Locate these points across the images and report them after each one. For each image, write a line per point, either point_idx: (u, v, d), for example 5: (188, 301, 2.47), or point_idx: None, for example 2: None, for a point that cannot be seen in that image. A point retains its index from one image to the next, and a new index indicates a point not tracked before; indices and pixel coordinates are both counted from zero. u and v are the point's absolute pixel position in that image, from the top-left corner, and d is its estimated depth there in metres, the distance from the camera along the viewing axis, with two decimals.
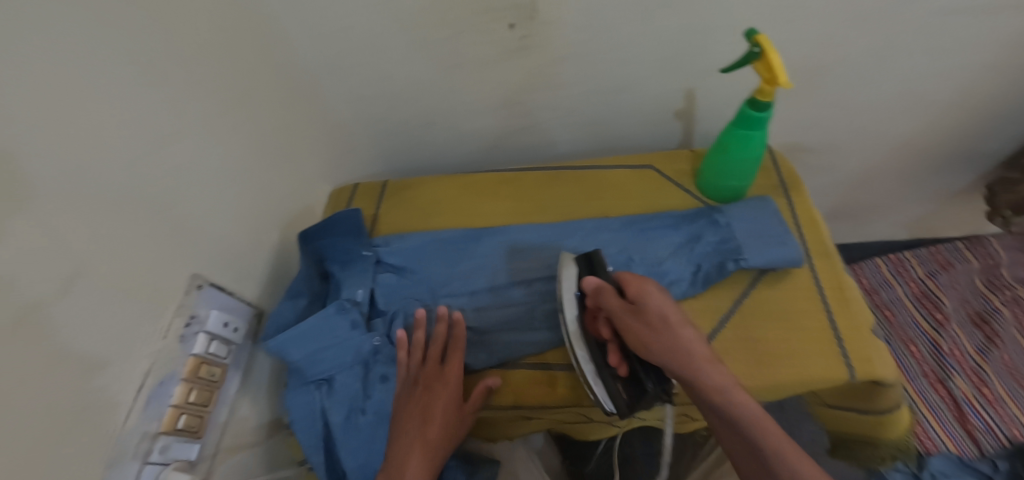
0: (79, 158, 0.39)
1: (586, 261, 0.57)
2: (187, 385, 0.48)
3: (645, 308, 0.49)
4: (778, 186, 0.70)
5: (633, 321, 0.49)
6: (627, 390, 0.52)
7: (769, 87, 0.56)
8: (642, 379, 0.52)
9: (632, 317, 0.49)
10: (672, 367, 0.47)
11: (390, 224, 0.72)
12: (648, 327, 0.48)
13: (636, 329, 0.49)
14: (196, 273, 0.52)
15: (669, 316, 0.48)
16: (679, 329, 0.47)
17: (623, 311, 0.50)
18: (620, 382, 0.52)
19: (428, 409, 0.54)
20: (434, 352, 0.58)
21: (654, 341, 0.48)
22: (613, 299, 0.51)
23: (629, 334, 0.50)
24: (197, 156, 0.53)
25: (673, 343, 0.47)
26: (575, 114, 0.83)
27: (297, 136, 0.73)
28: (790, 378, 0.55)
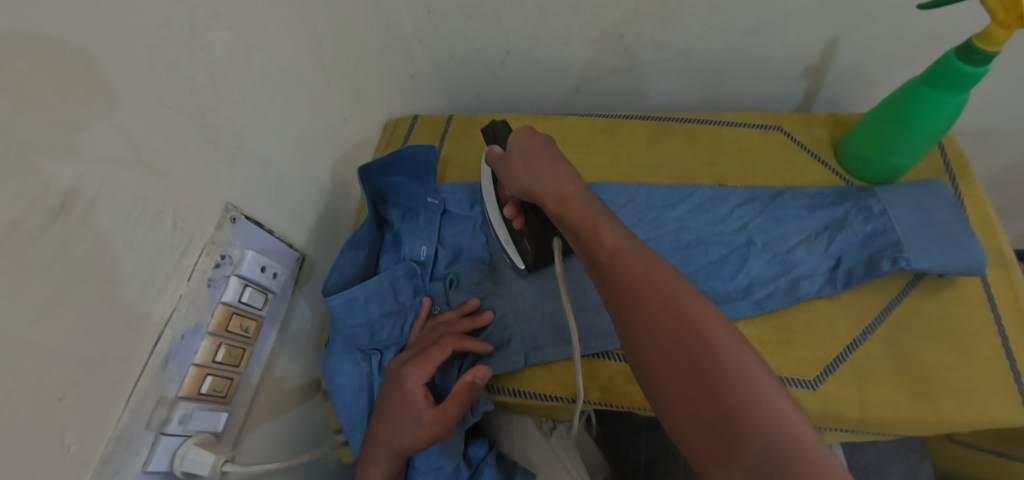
0: (73, 28, 0.28)
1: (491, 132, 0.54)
2: (213, 341, 0.39)
3: (584, 214, 0.39)
4: (945, 172, 0.56)
5: (516, 165, 0.46)
6: (530, 243, 0.49)
7: (1003, 32, 0.41)
8: (531, 227, 0.48)
9: (507, 163, 0.47)
10: (586, 250, 0.38)
11: (457, 167, 0.62)
12: (524, 176, 0.44)
13: (515, 173, 0.45)
14: (231, 203, 0.41)
15: (528, 154, 0.45)
16: (542, 164, 0.45)
17: (514, 156, 0.46)
18: (523, 235, 0.49)
19: (384, 411, 0.43)
20: (424, 342, 0.47)
21: (550, 185, 0.42)
22: (496, 150, 0.49)
23: (506, 175, 0.47)
24: (236, 53, 0.41)
25: (529, 175, 0.44)
26: (686, 57, 0.68)
27: (361, 49, 0.60)
28: (954, 418, 0.44)
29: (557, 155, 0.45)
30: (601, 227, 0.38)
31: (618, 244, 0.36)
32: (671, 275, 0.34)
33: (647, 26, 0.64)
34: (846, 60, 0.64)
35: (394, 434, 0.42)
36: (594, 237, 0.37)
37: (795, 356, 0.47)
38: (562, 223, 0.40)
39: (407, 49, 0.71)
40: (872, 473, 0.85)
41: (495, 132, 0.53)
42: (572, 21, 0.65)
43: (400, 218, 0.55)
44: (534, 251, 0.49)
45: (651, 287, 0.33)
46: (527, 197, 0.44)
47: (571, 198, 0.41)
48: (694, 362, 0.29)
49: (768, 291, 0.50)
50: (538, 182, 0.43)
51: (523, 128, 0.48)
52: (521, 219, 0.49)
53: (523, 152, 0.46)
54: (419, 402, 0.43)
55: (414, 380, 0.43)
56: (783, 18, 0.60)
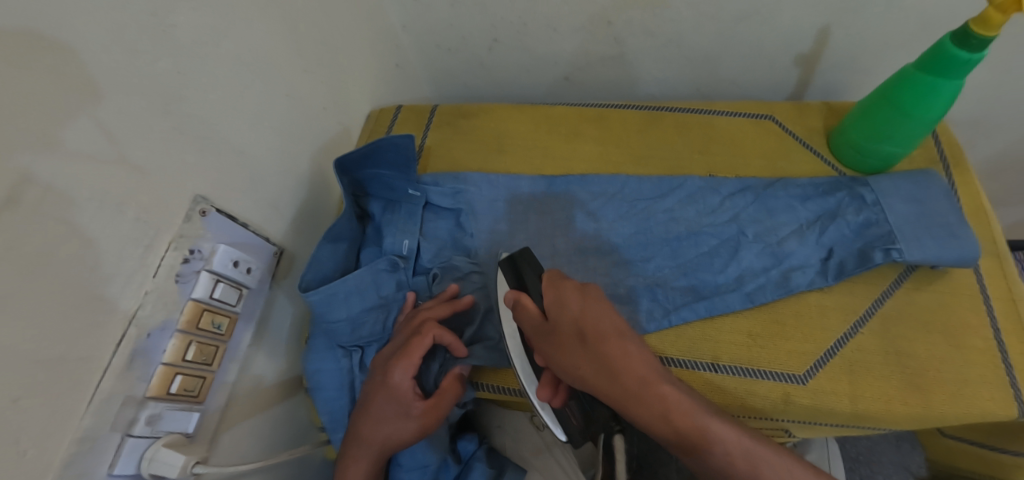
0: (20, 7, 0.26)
1: (510, 266, 0.45)
2: (184, 338, 0.37)
3: (596, 332, 0.39)
4: (938, 161, 0.55)
5: (574, 344, 0.39)
6: (577, 410, 0.43)
7: (1000, 16, 0.40)
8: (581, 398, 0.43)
9: (556, 339, 0.40)
10: (606, 385, 0.38)
11: (443, 158, 0.60)
12: (586, 356, 0.39)
13: (574, 355, 0.39)
14: (200, 195, 0.39)
15: (586, 327, 0.39)
16: (603, 340, 0.39)
17: (569, 334, 0.40)
18: (570, 405, 0.43)
19: (368, 407, 0.42)
20: (405, 333, 0.44)
21: (622, 377, 0.37)
22: (534, 313, 0.41)
23: (557, 359, 0.40)
24: (204, 37, 0.39)
25: (594, 369, 0.38)
26: (677, 45, 0.67)
27: (341, 36, 0.58)
28: (946, 410, 0.43)
29: (597, 301, 0.41)
30: (615, 346, 0.39)
31: (627, 353, 0.38)
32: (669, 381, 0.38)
33: (637, 12, 0.63)
34: (840, 46, 0.63)
35: (380, 429, 0.41)
36: (608, 350, 0.38)
37: (785, 349, 0.46)
38: (585, 381, 0.38)
39: (391, 36, 0.69)
40: (863, 462, 0.85)
41: (521, 269, 0.44)
42: (561, 7, 0.63)
43: (382, 210, 0.54)
44: (583, 427, 0.43)
45: (673, 405, 0.36)
46: (599, 395, 0.38)
47: (600, 329, 0.39)
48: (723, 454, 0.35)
49: (760, 283, 0.49)
50: (596, 353, 0.39)
51: (563, 278, 0.43)
52: (561, 397, 0.43)
53: (576, 309, 0.40)
54: (405, 397, 0.41)
55: (400, 375, 0.41)
56: (776, 3, 0.59)
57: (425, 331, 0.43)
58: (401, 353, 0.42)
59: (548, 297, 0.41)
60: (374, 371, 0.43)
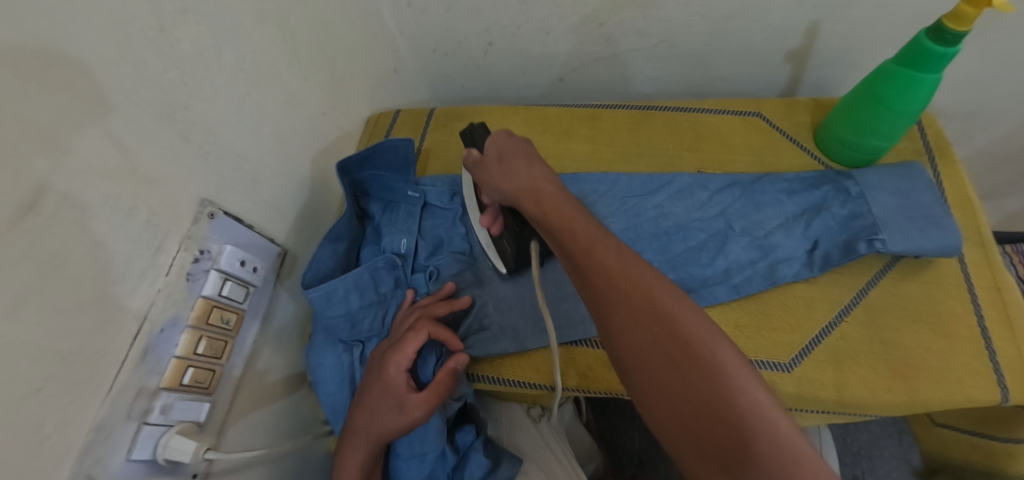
0: (40, 27, 0.28)
1: (468, 135, 0.51)
2: (195, 333, 0.40)
3: (556, 211, 0.39)
4: (924, 154, 0.56)
5: (493, 168, 0.45)
6: (511, 245, 0.48)
7: (973, 10, 0.41)
8: (510, 228, 0.47)
9: (484, 165, 0.46)
10: (562, 240, 0.37)
11: (439, 160, 0.62)
12: (516, 190, 0.42)
13: (494, 177, 0.44)
14: (205, 199, 0.42)
15: (506, 156, 0.44)
16: (522, 170, 0.43)
17: (490, 159, 0.45)
18: (505, 239, 0.48)
19: (364, 399, 0.44)
20: (400, 330, 0.46)
21: (538, 201, 0.40)
22: (472, 154, 0.47)
23: (485, 183, 0.46)
24: (208, 49, 0.41)
25: (507, 180, 0.43)
26: (667, 44, 0.68)
27: (340, 43, 0.61)
28: (930, 397, 0.44)
29: (540, 168, 0.43)
30: (587, 227, 0.37)
31: (596, 249, 0.35)
32: (660, 283, 0.32)
33: (626, 14, 0.64)
34: (828, 42, 0.64)
35: (376, 420, 0.43)
36: (570, 233, 0.37)
37: (772, 340, 0.48)
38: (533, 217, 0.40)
39: (389, 42, 0.71)
40: (864, 456, 0.86)
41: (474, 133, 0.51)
42: (552, 10, 0.65)
43: (381, 211, 0.56)
44: (514, 249, 0.48)
45: (637, 295, 0.31)
46: (505, 198, 0.43)
47: (548, 200, 0.40)
48: (687, 361, 0.28)
49: (746, 275, 0.50)
50: (513, 174, 0.43)
51: (500, 131, 0.47)
52: (497, 224, 0.48)
53: (498, 159, 0.45)
54: (398, 389, 0.43)
55: (393, 368, 0.44)
56: (762, 1, 0.60)
57: (418, 327, 0.45)
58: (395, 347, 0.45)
59: (494, 139, 0.47)
60: (371, 366, 0.46)
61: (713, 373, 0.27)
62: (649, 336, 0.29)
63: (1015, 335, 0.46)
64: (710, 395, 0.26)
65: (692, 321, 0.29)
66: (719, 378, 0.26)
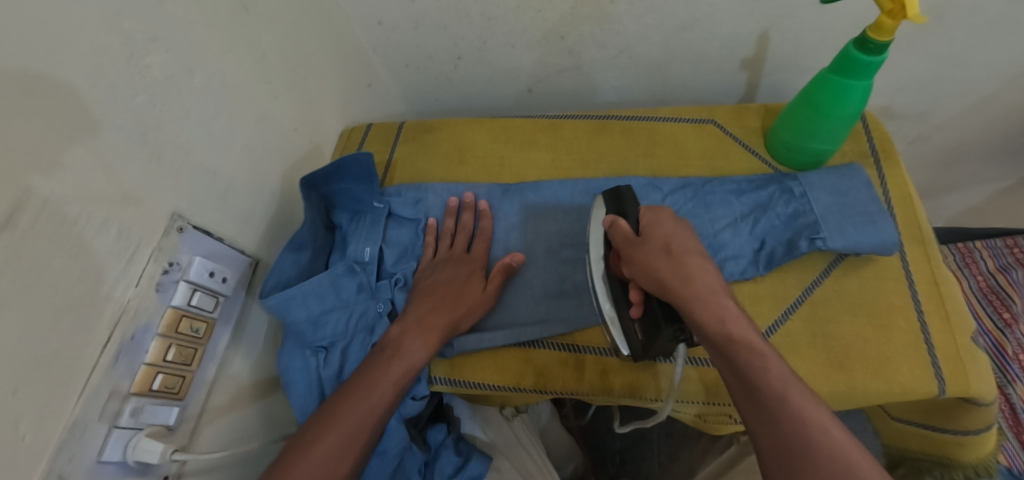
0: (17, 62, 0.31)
1: (614, 198, 0.49)
2: (164, 341, 0.42)
3: (694, 269, 0.40)
4: (869, 156, 0.58)
5: (654, 250, 0.42)
6: (643, 329, 0.45)
7: (891, 21, 0.43)
8: (652, 317, 0.44)
9: (642, 245, 0.43)
10: (700, 324, 0.38)
11: (408, 170, 0.65)
12: (678, 278, 0.40)
13: (653, 261, 0.42)
14: (177, 213, 0.44)
15: (675, 245, 0.42)
16: (689, 259, 0.41)
17: (655, 242, 0.42)
18: (637, 321, 0.45)
19: (423, 314, 0.50)
20: (461, 241, 0.56)
21: (694, 285, 0.39)
22: (626, 229, 0.46)
23: (636, 261, 0.43)
24: (177, 73, 0.44)
25: (671, 271, 0.40)
26: (627, 55, 0.71)
27: (310, 63, 0.64)
28: (868, 387, 0.46)
29: (689, 236, 0.43)
30: (731, 311, 0.38)
31: (745, 341, 0.37)
32: (794, 382, 0.35)
33: (586, 27, 0.67)
34: (779, 49, 0.67)
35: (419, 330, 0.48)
36: (720, 323, 0.37)
37: None
38: (674, 290, 0.40)
39: (362, 59, 0.74)
40: None
41: (619, 199, 0.49)
42: (515, 25, 0.68)
43: (349, 221, 0.59)
44: (645, 340, 0.45)
45: (773, 380, 0.34)
46: (664, 294, 0.40)
47: (706, 286, 0.39)
48: (821, 456, 0.31)
49: None
50: (679, 262, 0.41)
51: (659, 209, 0.46)
52: (641, 308, 0.45)
53: (660, 237, 0.43)
54: (450, 288, 0.52)
55: (453, 272, 0.53)
56: (713, 12, 0.63)
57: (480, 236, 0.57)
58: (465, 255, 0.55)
59: (648, 218, 0.45)
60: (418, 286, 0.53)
61: (848, 467, 0.30)
62: (796, 431, 0.32)
63: (951, 327, 0.48)
64: (847, 477, 0.30)
65: (819, 410, 0.33)
66: (856, 471, 0.30)
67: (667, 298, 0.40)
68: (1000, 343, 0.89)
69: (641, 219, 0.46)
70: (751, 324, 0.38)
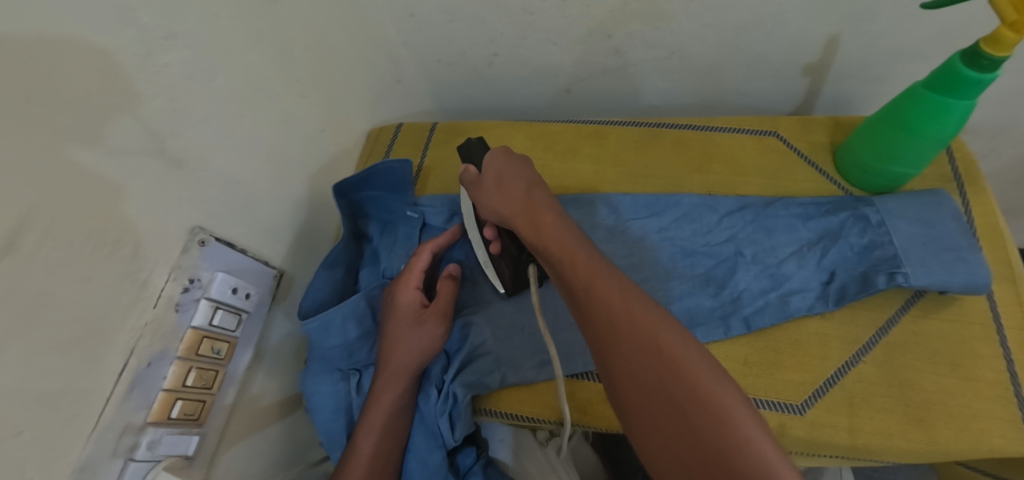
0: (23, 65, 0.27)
1: (467, 151, 0.51)
2: (184, 364, 0.39)
3: (539, 217, 0.40)
4: (952, 180, 0.52)
5: (492, 189, 0.45)
6: (507, 264, 0.47)
7: (1013, 35, 0.37)
8: (508, 251, 0.47)
9: (482, 186, 0.46)
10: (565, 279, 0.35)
11: (439, 177, 0.61)
12: (533, 230, 0.40)
13: (493, 198, 0.45)
14: (198, 226, 0.41)
15: (504, 180, 0.45)
16: (535, 208, 0.42)
17: (489, 181, 0.45)
18: (500, 260, 0.48)
19: (393, 338, 0.46)
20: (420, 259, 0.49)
21: (523, 210, 0.42)
22: (472, 173, 0.47)
23: (480, 201, 0.46)
24: (198, 72, 0.40)
25: (511, 201, 0.43)
26: (677, 56, 0.65)
27: (338, 57, 0.59)
28: (951, 447, 0.41)
29: (530, 175, 0.45)
30: (580, 259, 0.36)
31: (591, 280, 0.33)
32: (646, 308, 0.31)
33: (636, 26, 0.62)
34: (850, 56, 0.60)
35: (398, 355, 0.45)
36: (574, 267, 0.35)
37: (782, 378, 0.45)
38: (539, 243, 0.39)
39: (391, 53, 0.69)
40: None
41: (470, 150, 0.51)
42: (558, 21, 0.62)
43: (380, 232, 0.55)
44: (512, 274, 0.47)
45: (608, 315, 0.31)
46: (504, 222, 0.43)
47: (544, 237, 0.39)
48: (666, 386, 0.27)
49: (757, 308, 0.48)
50: (526, 204, 0.42)
51: (499, 150, 0.48)
52: (497, 244, 0.47)
53: (499, 179, 0.45)
54: (412, 305, 0.46)
55: (409, 295, 0.47)
56: (780, 14, 0.57)
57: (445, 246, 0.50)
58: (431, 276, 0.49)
59: (487, 163, 0.47)
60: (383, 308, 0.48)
61: (688, 397, 0.26)
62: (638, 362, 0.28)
63: None
64: (690, 407, 0.26)
65: (673, 338, 0.29)
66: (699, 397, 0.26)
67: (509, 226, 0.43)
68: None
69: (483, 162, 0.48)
70: (603, 264, 0.35)
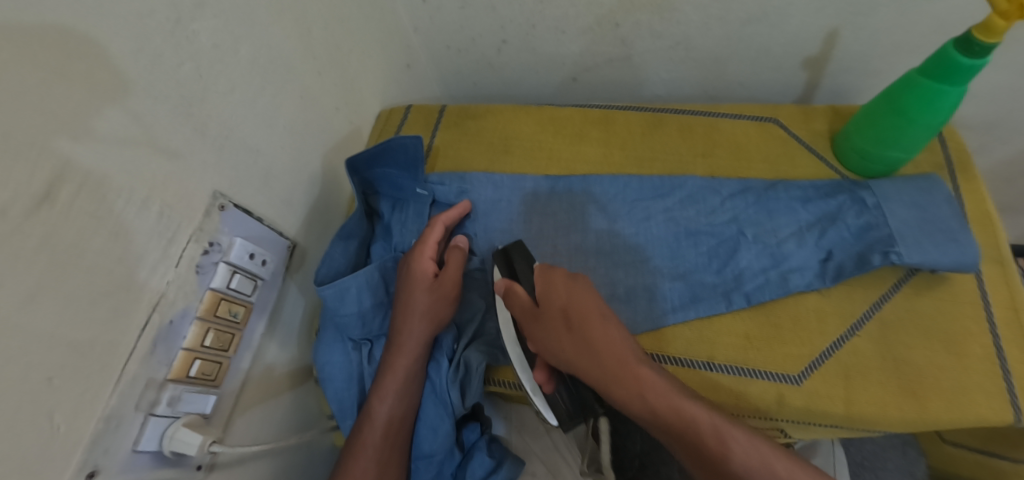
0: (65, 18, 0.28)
1: (505, 261, 0.47)
2: (202, 325, 0.39)
3: (600, 331, 0.40)
4: (945, 166, 0.54)
5: (560, 326, 0.41)
6: (566, 395, 0.45)
7: (1003, 22, 0.39)
8: (570, 385, 0.45)
9: (545, 320, 0.42)
10: (602, 374, 0.38)
11: (449, 157, 0.62)
12: (588, 345, 0.40)
13: (559, 339, 0.41)
14: (219, 192, 0.42)
15: (573, 315, 0.41)
16: (601, 327, 0.40)
17: (555, 315, 0.41)
18: (556, 391, 0.45)
19: (408, 305, 0.46)
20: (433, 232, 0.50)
21: (593, 353, 0.39)
22: (522, 297, 0.44)
23: (545, 340, 0.42)
24: (225, 42, 0.41)
25: (576, 350, 0.40)
26: (683, 47, 0.67)
27: (354, 39, 0.60)
28: (940, 417, 0.44)
29: (599, 295, 0.43)
30: (619, 346, 0.39)
31: (637, 376, 0.37)
32: (685, 402, 0.36)
33: (644, 15, 0.63)
34: (849, 48, 0.63)
35: (412, 321, 0.46)
36: (618, 368, 0.38)
37: (781, 351, 0.47)
38: (576, 325, 0.41)
39: (403, 38, 0.71)
40: (867, 469, 0.81)
41: (511, 264, 0.47)
42: (568, 9, 0.64)
43: (391, 209, 0.56)
44: (571, 410, 0.44)
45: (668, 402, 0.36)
46: (575, 377, 0.40)
47: (580, 330, 0.41)
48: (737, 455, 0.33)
49: (759, 285, 0.49)
50: (580, 336, 0.40)
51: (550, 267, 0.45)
52: (553, 385, 0.45)
53: (572, 295, 0.42)
54: (426, 274, 0.47)
55: (424, 262, 0.47)
56: (784, 7, 0.59)
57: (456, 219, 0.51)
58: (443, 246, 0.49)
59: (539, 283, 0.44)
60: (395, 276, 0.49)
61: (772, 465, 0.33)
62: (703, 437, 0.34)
63: None
64: (762, 471, 0.32)
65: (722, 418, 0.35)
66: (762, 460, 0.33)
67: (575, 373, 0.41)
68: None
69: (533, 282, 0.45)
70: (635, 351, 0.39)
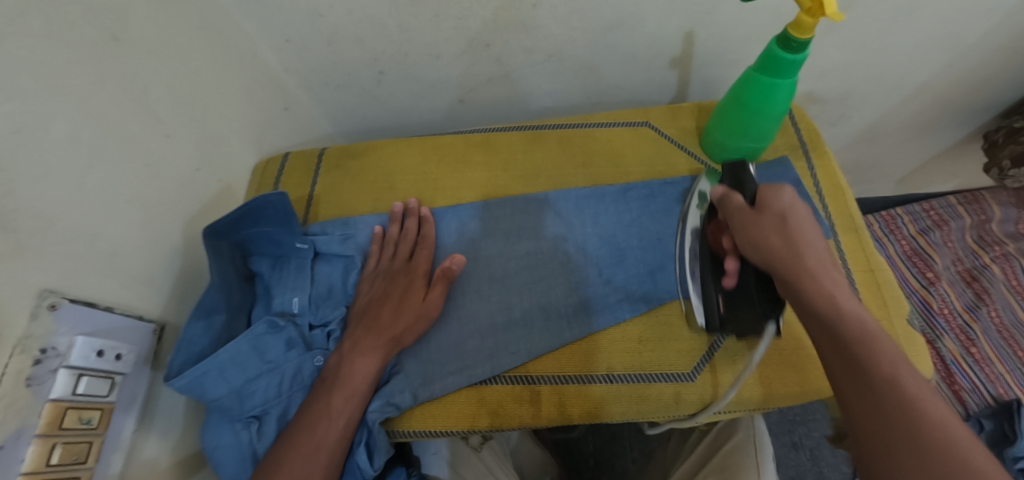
0: None
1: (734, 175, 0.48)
2: (45, 443, 0.35)
3: (855, 319, 0.35)
4: (799, 147, 0.59)
5: (771, 224, 0.40)
6: (726, 302, 0.46)
7: (811, 19, 0.43)
8: (741, 290, 0.44)
9: (755, 218, 0.41)
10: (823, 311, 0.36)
11: (334, 203, 0.60)
12: (822, 268, 0.38)
13: (767, 237, 0.40)
14: (47, 287, 0.37)
15: (792, 219, 0.40)
16: (801, 232, 0.39)
17: (771, 217, 0.41)
18: (721, 293, 0.46)
19: (342, 376, 0.45)
20: (417, 289, 0.50)
21: (806, 257, 0.38)
22: (739, 202, 0.44)
23: (746, 234, 0.41)
24: (28, 129, 0.37)
25: (783, 243, 0.39)
26: (558, 59, 0.67)
27: (205, 92, 0.56)
28: (820, 381, 0.47)
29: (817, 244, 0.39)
30: (891, 352, 0.32)
31: (895, 377, 0.31)
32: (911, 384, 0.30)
33: (512, 34, 0.63)
34: (706, 45, 0.66)
35: (332, 397, 0.44)
36: (845, 327, 0.34)
37: (672, 350, 0.49)
38: (822, 314, 0.36)
39: (272, 80, 0.67)
40: (799, 422, 0.97)
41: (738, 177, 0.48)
42: (437, 36, 0.62)
43: (271, 268, 0.54)
44: (726, 312, 0.46)
45: (884, 367, 0.32)
46: (772, 264, 0.39)
47: (856, 308, 0.35)
48: None
49: (644, 291, 0.51)
50: (789, 234, 0.39)
51: (781, 187, 0.42)
52: (733, 278, 0.45)
53: (784, 226, 0.40)
54: (380, 348, 0.47)
55: (386, 320, 0.48)
56: (640, 12, 0.60)
57: (420, 276, 0.51)
58: (403, 305, 0.49)
59: (765, 194, 0.42)
60: (347, 340, 0.48)
61: None
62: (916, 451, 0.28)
63: (889, 312, 0.50)
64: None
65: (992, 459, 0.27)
66: None
67: (778, 271, 0.39)
68: (971, 318, 0.95)
69: (761, 193, 0.43)
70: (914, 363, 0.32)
